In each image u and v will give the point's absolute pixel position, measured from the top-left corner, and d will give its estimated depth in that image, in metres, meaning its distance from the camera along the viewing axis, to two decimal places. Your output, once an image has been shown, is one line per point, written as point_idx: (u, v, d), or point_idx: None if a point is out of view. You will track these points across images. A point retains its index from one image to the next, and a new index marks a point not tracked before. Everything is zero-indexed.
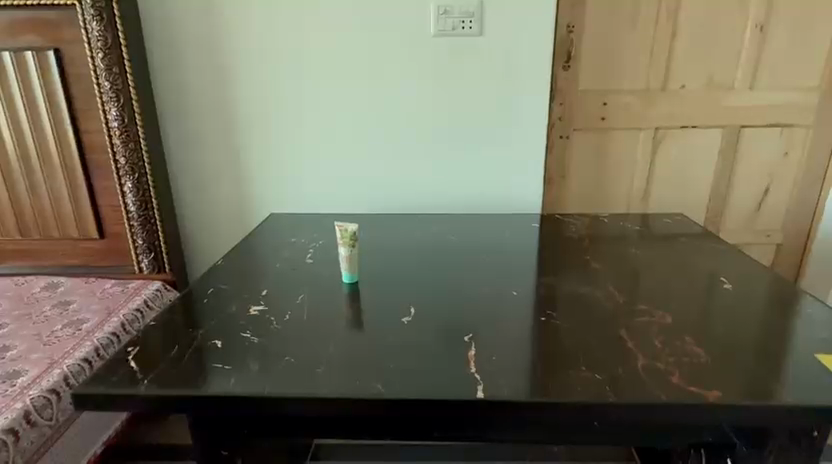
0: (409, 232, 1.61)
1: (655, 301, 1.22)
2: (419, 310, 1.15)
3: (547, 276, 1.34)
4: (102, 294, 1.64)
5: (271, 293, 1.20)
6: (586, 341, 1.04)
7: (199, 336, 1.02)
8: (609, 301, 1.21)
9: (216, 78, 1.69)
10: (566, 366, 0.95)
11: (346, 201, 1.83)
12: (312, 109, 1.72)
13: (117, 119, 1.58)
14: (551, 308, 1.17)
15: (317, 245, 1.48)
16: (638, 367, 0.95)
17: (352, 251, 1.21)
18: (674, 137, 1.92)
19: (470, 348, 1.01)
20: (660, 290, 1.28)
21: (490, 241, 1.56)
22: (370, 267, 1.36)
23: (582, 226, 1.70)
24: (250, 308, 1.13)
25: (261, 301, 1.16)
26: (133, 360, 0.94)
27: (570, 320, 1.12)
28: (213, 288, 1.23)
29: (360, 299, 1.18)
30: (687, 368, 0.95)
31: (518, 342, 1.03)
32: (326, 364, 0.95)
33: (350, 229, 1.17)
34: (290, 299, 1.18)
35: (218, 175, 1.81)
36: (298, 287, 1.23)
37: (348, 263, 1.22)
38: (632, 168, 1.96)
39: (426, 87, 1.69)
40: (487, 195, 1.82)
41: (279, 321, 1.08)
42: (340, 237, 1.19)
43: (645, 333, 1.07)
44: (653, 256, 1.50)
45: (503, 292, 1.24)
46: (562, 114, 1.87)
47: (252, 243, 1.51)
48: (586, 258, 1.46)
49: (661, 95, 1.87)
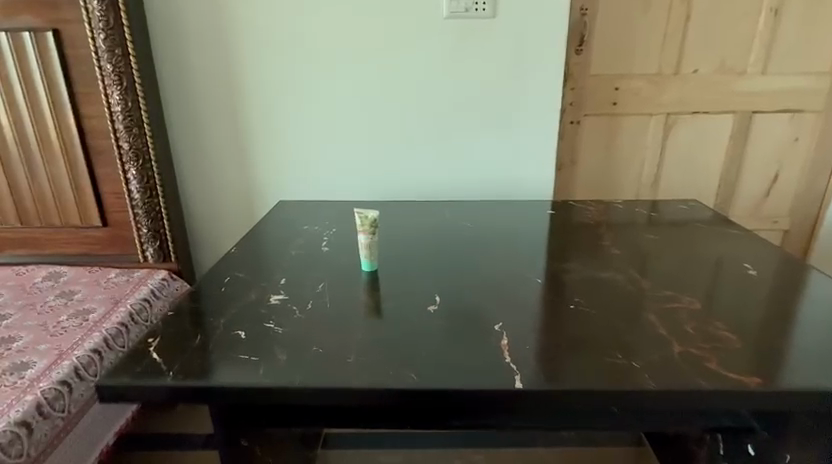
0: (421, 220, 1.58)
1: (679, 287, 1.20)
2: (443, 298, 1.13)
3: (567, 263, 1.32)
4: (108, 285, 1.61)
5: (290, 282, 1.17)
6: (618, 326, 1.03)
7: (221, 326, 1.00)
8: (633, 286, 1.20)
9: (221, 59, 1.64)
10: (600, 353, 0.94)
11: (354, 190, 1.80)
12: (320, 95, 1.68)
13: (120, 103, 1.53)
14: (577, 294, 1.16)
15: (332, 233, 1.45)
16: (673, 353, 0.94)
17: (371, 238, 1.17)
18: (684, 123, 1.90)
19: (502, 338, 0.98)
20: (684, 275, 1.27)
21: (505, 228, 1.54)
22: (386, 255, 1.34)
23: (596, 213, 1.68)
24: (270, 297, 1.10)
25: (281, 290, 1.14)
26: (155, 351, 0.91)
27: (597, 306, 1.10)
28: (229, 276, 1.20)
29: (381, 287, 1.16)
30: (722, 354, 0.94)
31: (546, 329, 1.01)
32: (356, 353, 0.92)
33: (370, 214, 1.13)
34: (310, 287, 1.15)
35: (225, 160, 1.76)
36: (318, 275, 1.21)
37: (367, 249, 1.19)
38: (642, 155, 1.94)
39: (435, 73, 1.65)
40: (499, 183, 1.79)
41: (301, 311, 1.05)
42: (359, 223, 1.15)
43: (674, 319, 1.05)
44: (672, 241, 1.49)
45: (525, 279, 1.23)
46: (573, 100, 1.85)
47: (263, 231, 1.47)
48: (604, 244, 1.44)
49: (673, 80, 1.85)
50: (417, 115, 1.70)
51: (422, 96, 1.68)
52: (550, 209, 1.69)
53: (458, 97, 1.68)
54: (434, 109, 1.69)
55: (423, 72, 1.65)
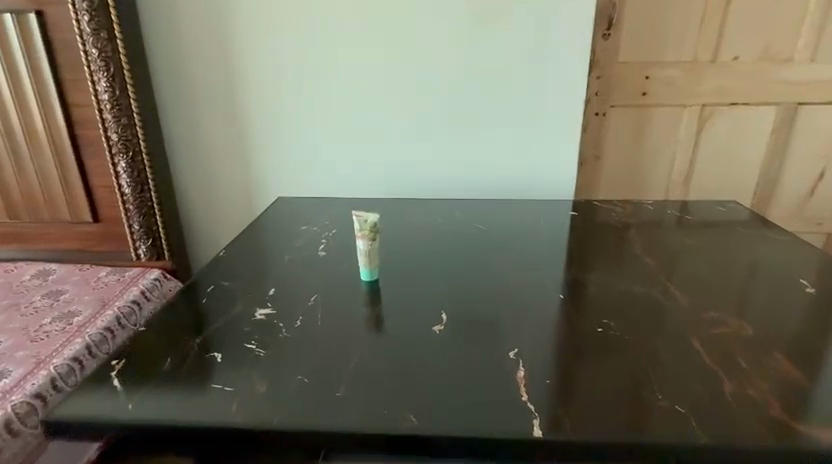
0: (430, 220, 1.45)
1: (724, 305, 1.05)
2: (451, 314, 0.99)
3: (592, 273, 1.17)
4: (97, 285, 1.52)
5: (279, 294, 1.05)
6: (657, 355, 0.89)
7: (196, 347, 0.88)
8: (670, 305, 1.05)
9: (219, 46, 1.52)
10: (639, 392, 0.80)
11: (359, 186, 1.67)
12: (323, 84, 1.55)
13: (107, 91, 1.43)
14: (607, 314, 1.01)
15: (331, 235, 1.32)
16: (725, 395, 0.80)
17: (371, 246, 1.03)
18: (721, 116, 1.74)
19: (519, 369, 0.84)
20: (726, 289, 1.12)
21: (523, 230, 1.40)
22: (388, 259, 1.21)
23: (624, 213, 1.52)
24: (255, 312, 0.99)
25: (269, 304, 1.02)
26: (117, 377, 0.81)
27: (631, 330, 0.96)
28: (213, 286, 1.09)
29: (382, 300, 1.03)
30: (785, 397, 0.80)
31: (570, 355, 0.88)
32: (348, 386, 0.80)
33: (371, 218, 1.00)
34: (301, 300, 1.03)
35: (223, 154, 1.64)
36: (310, 284, 1.09)
37: (366, 258, 1.04)
38: (673, 150, 1.78)
39: (448, 59, 1.50)
40: (518, 181, 1.63)
41: (289, 329, 0.94)
42: (358, 228, 1.02)
43: (721, 347, 0.91)
44: (711, 248, 1.33)
45: (544, 291, 1.09)
46: (598, 89, 1.70)
47: (257, 232, 1.36)
48: (634, 251, 1.29)
49: (711, 67, 1.68)
50: (427, 106, 1.56)
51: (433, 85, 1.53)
52: (573, 209, 1.53)
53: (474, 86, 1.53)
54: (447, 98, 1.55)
55: (436, 58, 1.50)
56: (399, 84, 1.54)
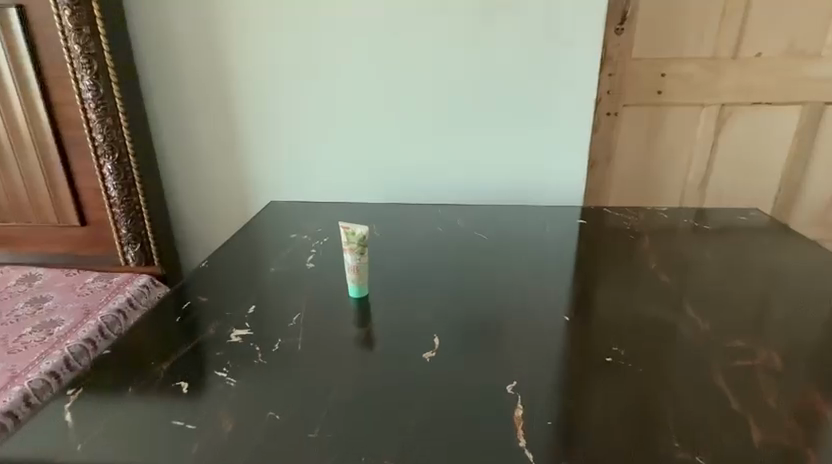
0: (429, 230, 1.36)
1: (750, 333, 0.96)
2: (444, 342, 0.93)
3: (601, 294, 1.08)
4: (82, 292, 1.46)
5: (259, 313, 1.02)
6: (677, 396, 0.80)
7: (163, 375, 0.87)
8: (689, 334, 0.95)
9: (209, 43, 1.44)
10: (658, 445, 0.72)
11: (356, 189, 1.58)
12: (319, 84, 1.46)
13: (91, 89, 1.36)
14: (618, 341, 0.93)
15: (322, 244, 1.26)
16: (756, 446, 0.72)
17: (360, 260, 0.99)
18: (743, 115, 1.63)
19: (517, 407, 0.79)
20: (751, 312, 1.03)
21: (527, 240, 1.31)
22: (382, 281, 1.13)
23: (636, 221, 1.41)
24: (231, 334, 0.96)
25: (247, 323, 0.99)
26: (70, 408, 0.82)
27: (647, 363, 0.87)
28: (190, 302, 1.06)
29: (370, 326, 0.97)
30: (823, 447, 0.72)
31: (576, 395, 0.81)
32: (323, 425, 0.76)
33: (359, 230, 0.95)
34: (280, 320, 1.00)
35: (215, 157, 1.56)
36: (293, 301, 1.05)
37: (356, 273, 1.00)
38: (690, 152, 1.67)
39: (452, 57, 1.41)
40: (524, 186, 1.54)
41: (264, 354, 0.91)
42: (345, 241, 0.96)
43: (750, 387, 0.83)
44: (735, 263, 1.22)
45: (550, 317, 1.00)
46: (611, 88, 1.60)
47: (244, 243, 1.28)
48: (649, 266, 1.20)
49: (732, 64, 1.57)
50: (429, 107, 1.47)
51: (435, 84, 1.44)
52: (582, 217, 1.43)
53: (478, 85, 1.43)
54: (450, 98, 1.45)
55: (438, 56, 1.41)
56: (399, 83, 1.45)
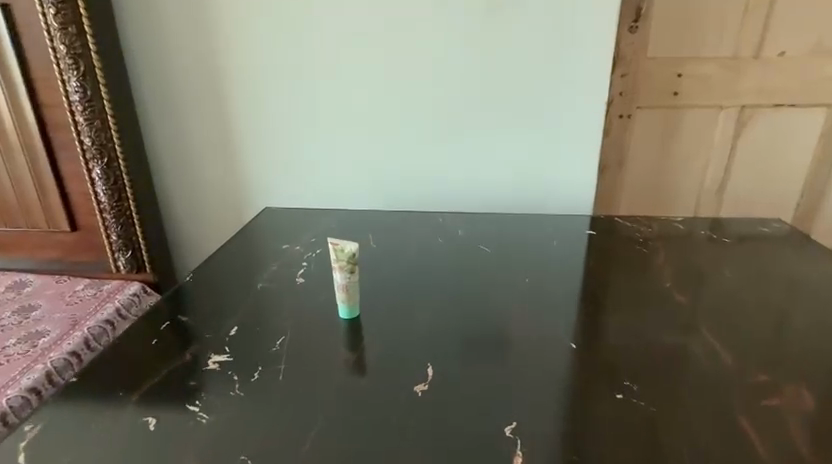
0: (428, 241, 1.27)
1: (778, 367, 0.91)
2: (437, 370, 0.90)
3: (613, 322, 1.01)
4: (71, 301, 1.41)
5: (243, 331, 0.99)
6: (701, 444, 0.76)
7: (131, 411, 0.84)
8: (712, 370, 0.90)
9: (204, 46, 1.38)
10: None
11: (353, 195, 1.51)
12: (316, 86, 1.40)
13: (78, 91, 1.32)
14: (631, 376, 0.89)
15: (313, 256, 1.21)
16: None
17: (350, 279, 0.92)
18: (764, 117, 1.54)
19: (515, 453, 0.75)
20: (775, 339, 0.97)
21: (532, 253, 1.24)
22: (375, 300, 1.07)
23: (649, 233, 1.31)
24: (208, 360, 0.93)
25: (227, 346, 0.96)
26: (25, 451, 0.79)
27: (664, 404, 0.83)
28: (170, 324, 1.02)
29: (360, 350, 0.94)
30: None
31: (580, 439, 0.77)
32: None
33: (347, 247, 0.89)
34: (264, 339, 0.97)
35: (210, 162, 1.51)
36: (278, 322, 1.01)
37: (345, 294, 0.94)
38: (707, 156, 1.58)
39: (453, 60, 1.34)
40: (529, 192, 1.46)
41: (242, 386, 0.87)
42: (334, 259, 0.90)
43: (779, 431, 0.78)
44: (758, 281, 1.14)
45: (560, 349, 0.95)
46: (623, 89, 1.51)
47: (231, 258, 1.21)
48: (664, 285, 1.12)
49: (753, 64, 1.48)
50: (429, 110, 1.39)
51: (436, 87, 1.37)
52: (591, 228, 1.34)
53: (481, 87, 1.36)
54: (451, 102, 1.38)
55: (439, 58, 1.34)
56: (398, 86, 1.38)
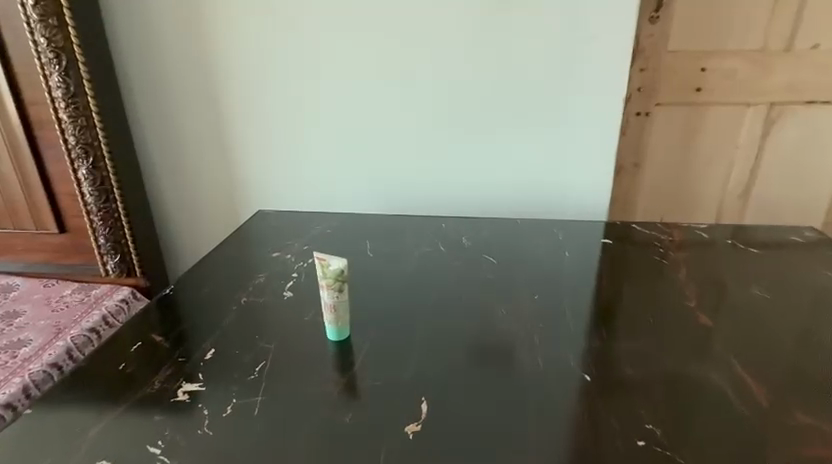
0: (429, 249, 1.18)
1: (819, 404, 0.80)
2: (434, 406, 0.78)
3: (630, 346, 0.92)
4: (57, 306, 1.35)
5: (218, 356, 0.86)
6: None
7: (85, 448, 0.73)
8: (744, 405, 0.80)
9: (193, 38, 1.30)
10: None
11: (352, 199, 1.42)
12: (311, 83, 1.31)
13: (60, 86, 1.25)
14: (651, 413, 0.79)
15: (305, 266, 1.10)
16: None
17: (338, 299, 0.84)
18: (795, 115, 1.42)
19: None
20: (814, 370, 0.87)
21: (542, 263, 1.14)
22: (370, 315, 0.97)
23: (670, 244, 1.21)
24: (178, 390, 0.81)
25: (200, 373, 0.83)
26: None
27: (691, 450, 0.73)
28: (143, 342, 0.91)
29: (352, 372, 0.83)
30: None
31: None
32: None
33: (332, 264, 0.81)
34: (239, 366, 0.84)
35: (202, 162, 1.43)
36: (256, 340, 0.89)
37: (334, 315, 0.86)
38: (731, 157, 1.47)
39: (455, 60, 1.25)
40: (540, 196, 1.37)
41: (212, 423, 0.75)
42: (320, 276, 0.83)
43: None
44: (793, 300, 1.03)
45: (573, 372, 0.86)
46: (642, 84, 1.41)
47: (216, 267, 1.10)
48: (687, 305, 1.02)
49: (783, 57, 1.37)
50: (431, 110, 1.31)
51: (436, 87, 1.28)
52: (606, 237, 1.24)
53: (486, 88, 1.27)
54: (452, 103, 1.29)
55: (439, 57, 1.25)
56: (396, 87, 1.29)
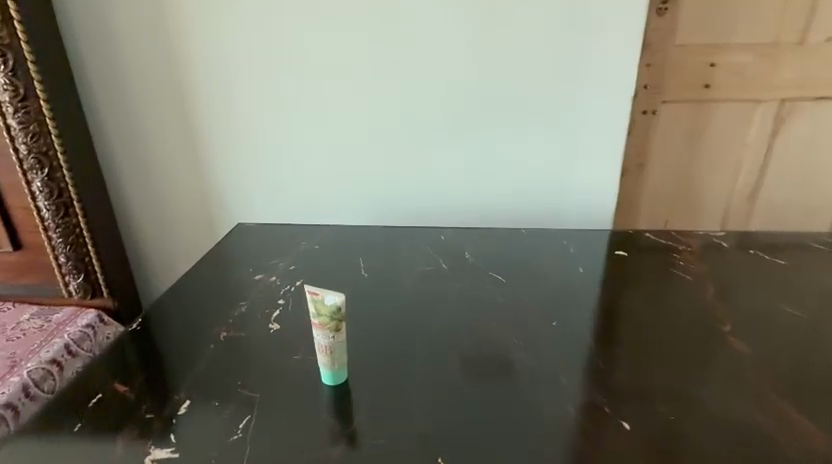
0: (429, 265, 1.07)
1: None
2: None
3: (661, 376, 0.82)
4: (13, 336, 1.21)
5: (194, 410, 0.75)
6: None
7: None
8: (789, 443, 0.71)
9: (160, 33, 1.17)
10: None
11: (341, 209, 1.31)
12: (292, 82, 1.19)
13: (7, 89, 1.11)
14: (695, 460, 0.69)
15: (292, 290, 0.99)
16: None
17: (335, 340, 0.74)
18: (806, 113, 1.35)
19: None
20: None
21: (552, 278, 1.05)
22: (368, 349, 0.86)
23: (688, 255, 1.10)
24: (146, 458, 0.69)
25: (172, 434, 0.72)
26: None
27: None
28: (102, 394, 0.79)
29: (353, 425, 0.72)
30: None
31: None
32: None
33: (328, 300, 0.70)
34: (219, 422, 0.73)
35: (173, 170, 1.30)
36: (238, 384, 0.78)
37: (329, 357, 0.75)
38: (739, 156, 1.40)
39: (451, 58, 1.15)
40: (544, 202, 1.27)
41: None
42: (313, 314, 0.72)
43: None
44: (829, 319, 0.94)
45: (598, 406, 0.77)
46: (649, 81, 1.33)
47: (193, 292, 0.99)
48: (720, 328, 0.92)
49: (795, 52, 1.29)
50: (426, 113, 1.20)
51: (432, 88, 1.18)
52: (618, 249, 1.14)
53: (486, 88, 1.17)
54: (449, 105, 1.19)
55: (434, 54, 1.15)
56: (388, 87, 1.18)
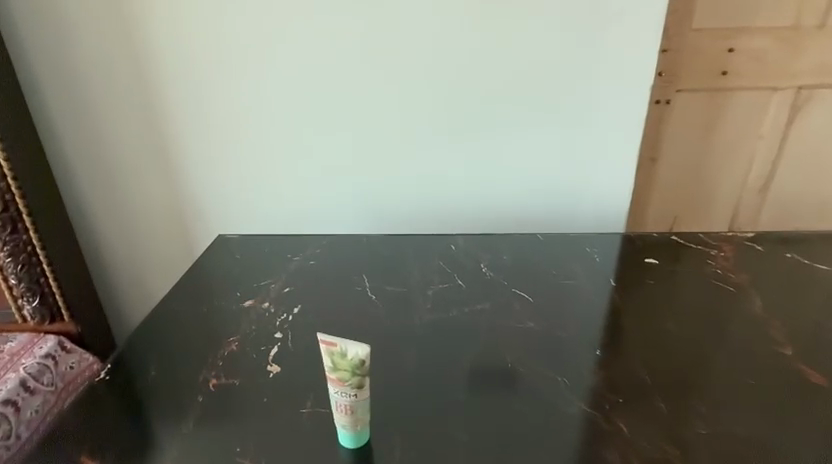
0: (441, 282, 0.96)
1: None
2: None
3: (710, 407, 0.74)
4: None
5: None
6: None
7: None
8: None
9: (119, 18, 1.00)
10: None
11: (334, 218, 1.18)
12: (274, 75, 1.04)
13: None
14: None
15: (289, 319, 0.86)
16: None
17: (356, 395, 0.63)
18: (823, 101, 1.28)
19: None
20: None
21: (578, 291, 0.96)
22: (384, 392, 0.75)
23: (723, 261, 1.01)
24: None
25: None
26: None
27: None
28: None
29: None
30: None
31: None
32: None
33: (343, 348, 0.61)
34: None
35: (141, 177, 1.14)
36: (238, 449, 0.67)
37: (349, 415, 0.64)
38: (753, 148, 1.33)
39: (454, 56, 1.02)
40: (558, 208, 1.17)
41: None
42: (329, 366, 0.62)
43: None
44: None
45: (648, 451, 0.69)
46: (662, 68, 1.24)
47: (174, 327, 0.86)
48: (773, 348, 0.83)
49: (814, 36, 1.21)
50: (426, 117, 1.08)
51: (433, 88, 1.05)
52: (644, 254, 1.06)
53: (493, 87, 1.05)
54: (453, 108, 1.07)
55: (436, 48, 1.02)
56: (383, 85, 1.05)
